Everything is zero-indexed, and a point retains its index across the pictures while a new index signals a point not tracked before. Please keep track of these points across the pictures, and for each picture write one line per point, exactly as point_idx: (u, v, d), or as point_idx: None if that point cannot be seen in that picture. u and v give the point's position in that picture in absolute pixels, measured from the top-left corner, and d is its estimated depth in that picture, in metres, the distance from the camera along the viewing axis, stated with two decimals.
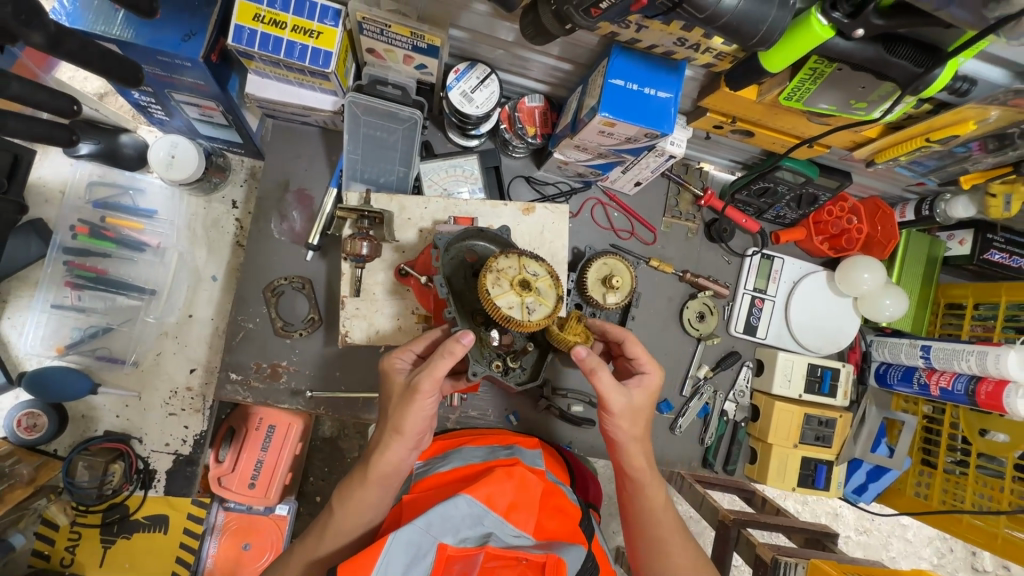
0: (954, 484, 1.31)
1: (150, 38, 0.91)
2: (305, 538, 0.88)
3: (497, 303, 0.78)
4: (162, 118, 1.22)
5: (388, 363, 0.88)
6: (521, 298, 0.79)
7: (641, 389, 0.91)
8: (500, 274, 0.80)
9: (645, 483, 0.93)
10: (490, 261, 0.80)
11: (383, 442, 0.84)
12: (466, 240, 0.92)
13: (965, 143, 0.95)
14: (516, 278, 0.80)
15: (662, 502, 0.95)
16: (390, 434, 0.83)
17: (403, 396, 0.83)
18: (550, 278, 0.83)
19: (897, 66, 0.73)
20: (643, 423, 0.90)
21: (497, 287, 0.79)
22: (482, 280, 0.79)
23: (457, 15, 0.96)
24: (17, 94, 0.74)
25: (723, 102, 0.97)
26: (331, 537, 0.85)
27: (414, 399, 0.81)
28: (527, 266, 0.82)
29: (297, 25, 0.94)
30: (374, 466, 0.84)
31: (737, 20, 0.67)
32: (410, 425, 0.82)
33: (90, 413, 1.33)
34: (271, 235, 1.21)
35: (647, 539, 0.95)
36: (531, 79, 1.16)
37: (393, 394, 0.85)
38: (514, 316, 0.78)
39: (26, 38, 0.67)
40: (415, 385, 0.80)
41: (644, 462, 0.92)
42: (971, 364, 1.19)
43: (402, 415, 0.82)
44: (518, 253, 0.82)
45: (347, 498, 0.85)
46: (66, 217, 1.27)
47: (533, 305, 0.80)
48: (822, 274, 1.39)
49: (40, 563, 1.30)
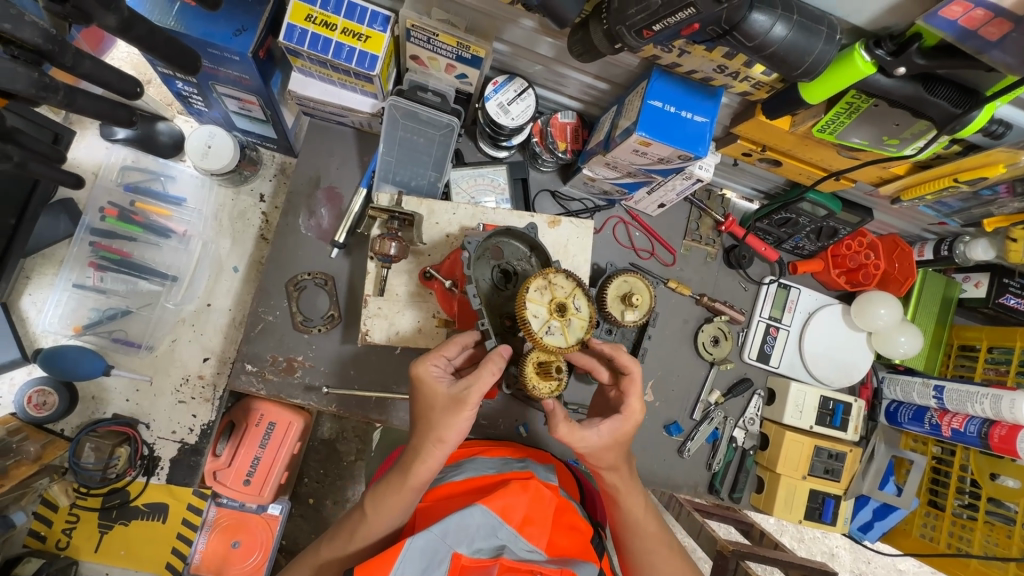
0: (960, 528, 1.31)
1: (203, 30, 0.94)
2: (332, 536, 0.87)
3: (528, 305, 0.80)
4: (200, 109, 1.25)
5: (421, 368, 0.84)
6: (549, 316, 0.81)
7: (609, 433, 0.85)
8: (550, 286, 0.82)
9: (620, 496, 0.91)
10: (549, 271, 0.82)
11: (422, 451, 0.83)
12: (497, 235, 0.94)
13: (992, 186, 0.97)
14: (558, 299, 0.81)
15: (643, 513, 0.92)
16: (432, 443, 0.82)
17: (448, 407, 0.82)
18: (586, 321, 0.83)
19: (935, 105, 0.75)
20: (614, 457, 0.87)
21: (539, 294, 0.81)
22: (531, 278, 0.81)
23: (502, 29, 0.99)
24: (86, 73, 0.76)
25: (756, 130, 0.99)
26: (360, 541, 0.85)
27: (461, 411, 0.81)
28: (575, 297, 0.83)
29: (346, 27, 0.97)
30: (414, 473, 0.82)
31: (784, 50, 0.70)
32: (454, 435, 0.82)
33: (100, 394, 1.32)
34: (297, 230, 1.23)
35: (630, 551, 0.94)
36: (565, 95, 1.19)
37: (435, 404, 0.83)
38: (532, 325, 0.79)
39: (100, 20, 0.70)
40: (463, 398, 0.80)
41: (618, 477, 0.90)
42: (986, 407, 1.19)
43: (447, 425, 0.81)
44: (576, 282, 0.84)
45: (380, 504, 0.84)
46: (97, 199, 1.30)
47: (554, 329, 0.81)
48: (838, 307, 1.39)
49: (34, 543, 1.28)
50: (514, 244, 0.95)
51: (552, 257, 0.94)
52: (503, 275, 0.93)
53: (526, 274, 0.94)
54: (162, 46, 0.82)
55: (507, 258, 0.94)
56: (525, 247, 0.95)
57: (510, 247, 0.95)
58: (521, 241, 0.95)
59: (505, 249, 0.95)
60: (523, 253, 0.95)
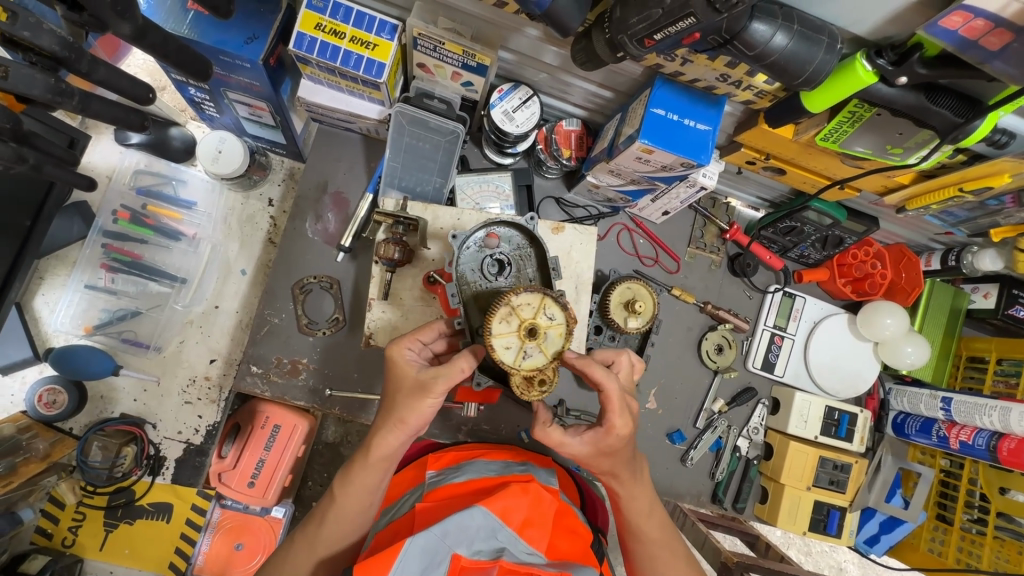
0: (970, 543, 1.28)
1: (215, 37, 0.96)
2: (305, 527, 0.88)
3: (496, 342, 0.75)
4: (212, 114, 1.27)
5: (395, 352, 0.85)
6: (522, 342, 0.76)
7: (590, 441, 0.81)
8: (513, 311, 0.76)
9: (623, 502, 0.90)
10: (508, 294, 0.76)
11: (382, 429, 0.84)
12: (488, 223, 0.89)
13: (998, 196, 0.97)
14: (526, 322, 0.76)
15: (646, 511, 0.91)
16: (392, 424, 0.83)
17: (413, 392, 0.82)
18: (564, 327, 0.78)
19: (938, 114, 0.75)
20: (608, 463, 0.84)
21: (505, 324, 0.76)
22: (490, 313, 0.75)
23: (508, 37, 1.00)
24: (100, 79, 0.78)
25: (759, 139, 0.99)
26: (333, 530, 0.86)
27: (424, 398, 0.81)
28: (545, 308, 0.77)
29: (355, 36, 0.99)
30: (374, 449, 0.84)
31: (784, 60, 0.71)
32: (415, 418, 0.82)
33: (109, 394, 1.34)
34: (304, 234, 1.24)
35: (637, 557, 0.94)
36: (571, 103, 1.20)
37: (401, 386, 0.83)
38: (507, 359, 0.75)
39: (115, 28, 0.73)
40: (429, 386, 0.80)
41: (622, 484, 0.89)
42: (994, 420, 1.17)
43: (409, 409, 0.82)
44: (541, 292, 0.77)
45: (347, 482, 0.85)
46: (110, 202, 1.31)
47: (531, 351, 0.76)
48: (844, 317, 1.38)
49: (41, 540, 1.30)
50: (511, 234, 0.91)
51: (547, 247, 0.89)
52: (496, 267, 0.90)
53: (523, 268, 0.91)
54: (175, 54, 0.85)
55: (501, 246, 0.91)
56: (523, 238, 0.91)
57: (506, 235, 0.91)
58: (518, 230, 0.91)
59: (501, 237, 0.91)
60: (519, 243, 0.91)
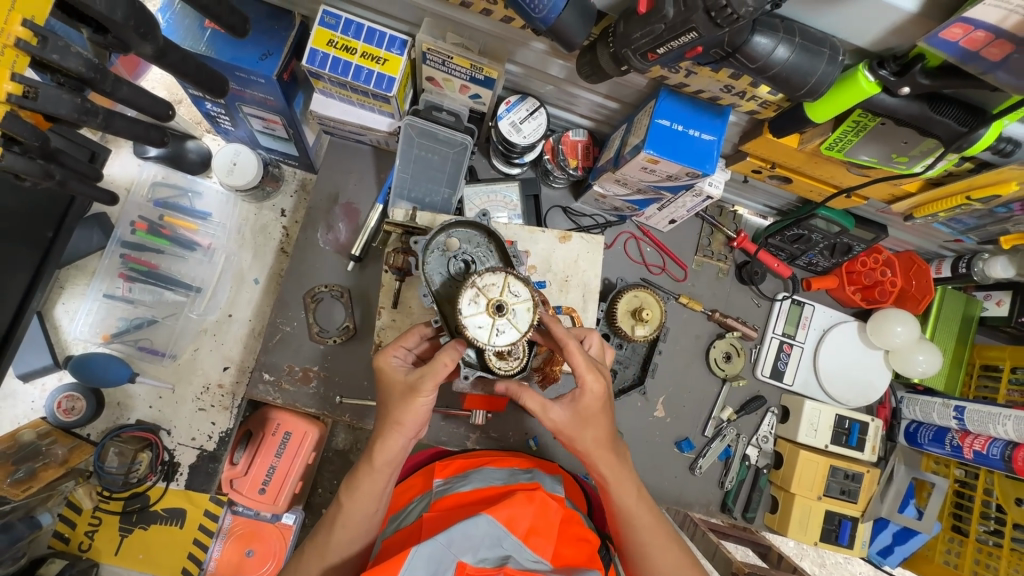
0: (986, 555, 1.26)
1: (231, 54, 0.99)
2: (316, 532, 0.88)
3: (466, 321, 0.77)
4: (227, 128, 1.31)
5: (382, 360, 0.88)
6: (493, 319, 0.78)
7: (571, 407, 0.84)
8: (480, 292, 0.78)
9: (610, 487, 0.87)
10: (473, 275, 0.79)
11: (382, 434, 0.86)
12: (443, 227, 0.90)
13: (1006, 204, 0.96)
14: (494, 299, 0.78)
15: (634, 497, 0.88)
16: (390, 427, 0.85)
17: (403, 395, 0.84)
18: (532, 302, 0.80)
19: (942, 124, 0.76)
20: (592, 438, 0.84)
21: (472, 305, 0.78)
22: (459, 295, 0.78)
23: (514, 51, 1.02)
24: (124, 98, 0.81)
25: (765, 148, 1.00)
26: (341, 534, 0.85)
27: (415, 399, 0.83)
28: (511, 286, 0.79)
29: (366, 51, 1.01)
30: (377, 452, 0.85)
31: (787, 71, 0.72)
32: (410, 418, 0.84)
33: (125, 401, 1.36)
34: (316, 244, 1.27)
35: (628, 543, 0.90)
36: (577, 114, 1.22)
37: (393, 391, 0.86)
38: (480, 338, 0.77)
39: (138, 48, 0.76)
40: (416, 386, 0.83)
41: (606, 463, 0.87)
42: (1009, 429, 1.16)
43: (403, 410, 0.84)
44: (504, 272, 0.79)
45: (354, 489, 0.86)
46: (129, 213, 1.37)
47: (503, 328, 0.78)
48: (854, 325, 1.37)
49: (58, 545, 1.32)
50: (467, 233, 0.91)
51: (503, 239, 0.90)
52: (460, 267, 0.90)
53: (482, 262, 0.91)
54: (194, 72, 0.88)
55: (461, 247, 0.91)
56: (479, 234, 0.92)
57: (465, 236, 0.92)
58: (474, 228, 0.91)
59: (459, 240, 0.91)
60: (477, 239, 0.92)
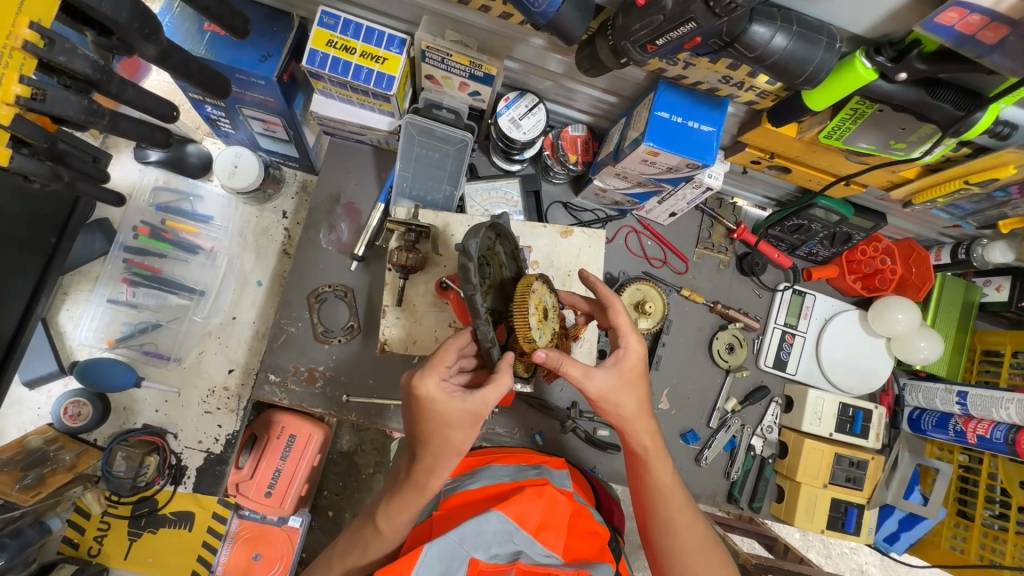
0: (992, 539, 1.28)
1: (231, 57, 1.00)
2: (347, 550, 0.89)
3: (529, 326, 0.81)
4: (227, 131, 1.31)
5: (429, 389, 0.78)
6: (540, 324, 0.84)
7: (615, 370, 0.86)
8: (533, 297, 0.83)
9: (649, 457, 0.89)
10: (527, 282, 0.83)
11: (439, 465, 0.83)
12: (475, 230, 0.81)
13: (1004, 188, 0.97)
14: (541, 305, 0.84)
15: (670, 479, 0.90)
16: (450, 457, 0.82)
17: (465, 423, 0.80)
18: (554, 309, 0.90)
19: (939, 109, 0.77)
20: (631, 404, 0.87)
21: (529, 310, 0.82)
22: (523, 300, 0.81)
23: (513, 48, 1.03)
24: (129, 100, 0.82)
25: (764, 138, 1.00)
26: (362, 552, 0.87)
27: (480, 424, 0.81)
28: (544, 294, 0.88)
29: (365, 51, 1.02)
30: (429, 484, 0.84)
31: (785, 59, 0.72)
32: (470, 444, 0.83)
33: (131, 405, 1.37)
34: (319, 244, 1.27)
35: (655, 518, 0.90)
36: (576, 109, 1.23)
37: (451, 421, 0.79)
38: (535, 341, 0.82)
39: (141, 50, 0.77)
40: (482, 414, 0.80)
41: (647, 435, 0.89)
42: (1011, 413, 1.16)
43: (467, 439, 0.81)
44: (543, 280, 0.87)
45: (389, 512, 0.86)
46: (130, 218, 1.36)
47: (542, 333, 0.85)
48: (855, 313, 1.38)
49: (68, 550, 1.32)
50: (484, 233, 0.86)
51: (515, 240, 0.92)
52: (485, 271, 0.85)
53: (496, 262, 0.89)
54: (196, 74, 0.89)
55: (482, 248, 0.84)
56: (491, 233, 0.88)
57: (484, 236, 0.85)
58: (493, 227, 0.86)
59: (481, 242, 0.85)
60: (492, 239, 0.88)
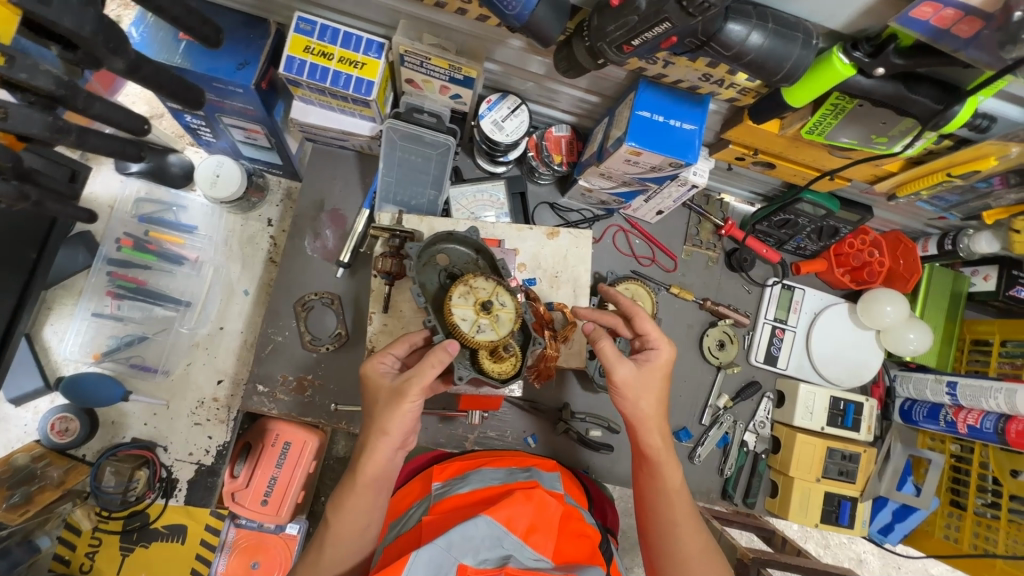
0: (985, 527, 1.28)
1: (207, 66, 0.98)
2: (306, 554, 0.87)
3: (453, 311, 0.82)
4: (208, 140, 1.30)
5: (369, 366, 0.89)
6: (477, 315, 0.83)
7: (641, 368, 0.90)
8: (471, 289, 0.84)
9: (662, 459, 0.90)
10: (467, 276, 0.85)
11: (369, 447, 0.84)
12: (437, 242, 0.94)
13: (987, 178, 0.97)
14: (481, 298, 0.83)
15: (679, 485, 0.91)
16: (375, 436, 0.84)
17: (389, 400, 0.84)
18: (515, 312, 0.84)
19: (918, 103, 0.77)
20: (651, 406, 0.90)
21: (461, 299, 0.83)
22: (452, 287, 0.84)
23: (492, 49, 1.02)
24: (99, 113, 0.81)
25: (746, 135, 1.00)
26: (331, 553, 0.84)
27: (400, 404, 0.83)
28: (499, 294, 0.85)
29: (343, 56, 1.01)
30: (362, 470, 0.84)
31: (762, 57, 0.72)
32: (398, 427, 0.83)
33: (120, 419, 1.36)
34: (304, 251, 1.26)
35: (656, 521, 0.90)
36: (559, 109, 1.22)
37: (379, 398, 0.86)
38: (462, 328, 0.82)
39: (110, 63, 0.76)
40: (403, 390, 0.83)
41: (659, 437, 0.90)
42: (1000, 402, 1.17)
43: (389, 416, 0.83)
44: (497, 281, 0.85)
45: (341, 507, 0.85)
46: (114, 230, 1.34)
47: (484, 327, 0.83)
48: (844, 306, 1.38)
49: (59, 567, 1.31)
50: (458, 249, 0.95)
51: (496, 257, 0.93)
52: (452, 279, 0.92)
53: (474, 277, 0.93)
54: (169, 84, 0.87)
55: (454, 263, 0.94)
56: (470, 251, 0.95)
57: (455, 252, 0.95)
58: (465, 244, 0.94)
59: (451, 256, 0.94)
60: (468, 256, 0.94)
